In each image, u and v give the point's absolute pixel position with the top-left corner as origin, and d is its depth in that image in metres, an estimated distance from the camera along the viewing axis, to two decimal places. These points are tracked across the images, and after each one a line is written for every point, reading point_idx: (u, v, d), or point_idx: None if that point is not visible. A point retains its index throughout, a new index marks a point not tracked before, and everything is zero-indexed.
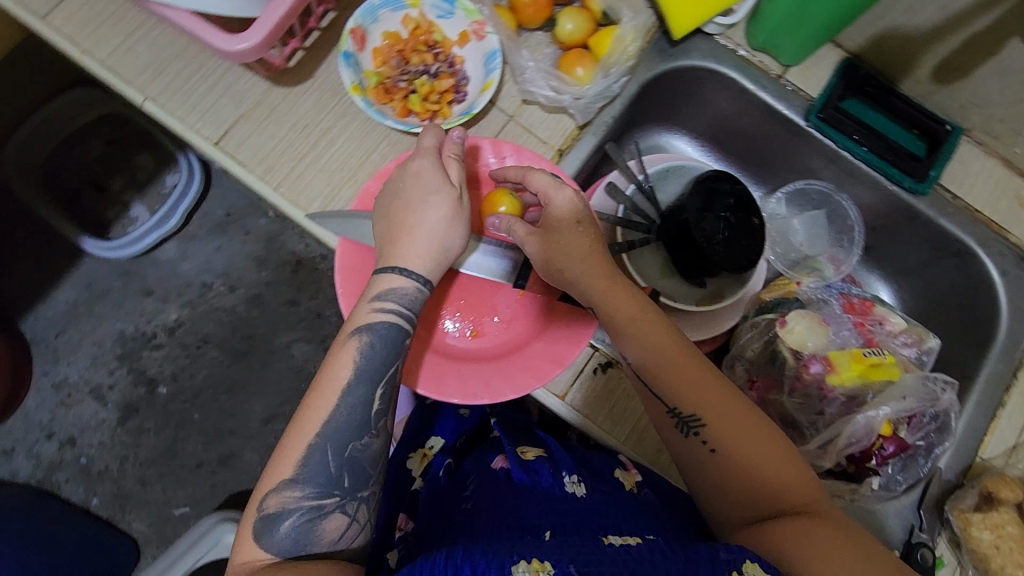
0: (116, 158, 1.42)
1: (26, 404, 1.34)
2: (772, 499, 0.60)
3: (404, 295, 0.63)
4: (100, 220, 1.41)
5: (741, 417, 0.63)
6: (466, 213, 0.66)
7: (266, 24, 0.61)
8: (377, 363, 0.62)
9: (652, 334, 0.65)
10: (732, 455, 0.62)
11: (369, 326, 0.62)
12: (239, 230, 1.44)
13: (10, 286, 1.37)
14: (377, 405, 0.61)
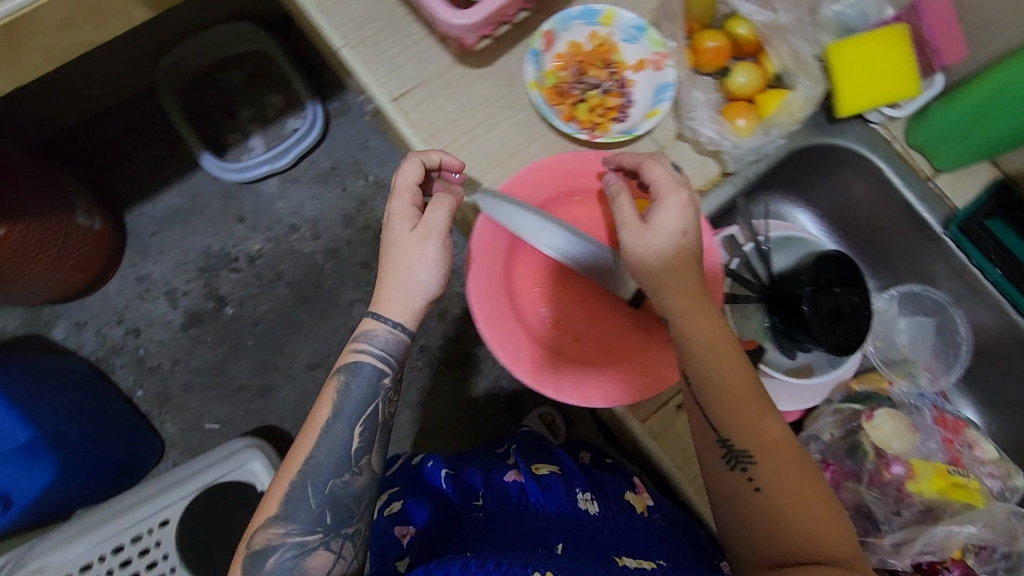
0: (252, 91, 1.52)
1: (107, 286, 1.43)
2: (807, 553, 0.58)
3: (380, 339, 0.72)
4: (220, 142, 1.50)
5: (795, 467, 0.61)
6: (434, 248, 0.70)
7: (491, 7, 0.65)
8: (355, 403, 0.71)
9: (725, 366, 0.64)
10: (777, 500, 0.60)
11: (350, 367, 0.72)
12: (338, 185, 1.52)
13: (125, 177, 1.46)
14: (356, 443, 0.71)
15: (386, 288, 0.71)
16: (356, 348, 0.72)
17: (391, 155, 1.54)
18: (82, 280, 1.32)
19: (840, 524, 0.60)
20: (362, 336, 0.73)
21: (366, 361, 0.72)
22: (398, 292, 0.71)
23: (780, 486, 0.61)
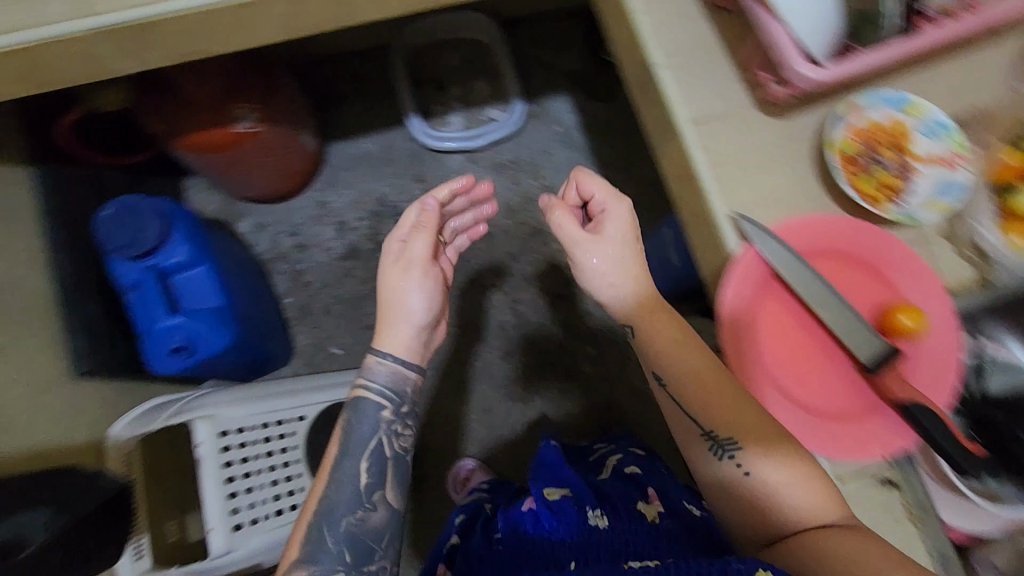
0: (466, 74, 1.66)
1: (293, 201, 1.58)
2: (782, 514, 0.61)
3: (382, 375, 0.80)
4: (425, 109, 1.64)
5: (714, 418, 0.63)
6: (431, 277, 0.82)
7: (851, 69, 0.57)
8: (357, 438, 0.77)
9: (713, 377, 0.65)
10: (768, 484, 0.62)
11: (356, 404, 0.79)
12: (512, 178, 1.62)
13: (338, 113, 1.62)
14: (364, 479, 0.76)
15: (391, 323, 0.81)
16: (356, 399, 0.80)
17: (566, 167, 1.64)
18: (279, 189, 1.48)
19: (813, 474, 0.61)
20: (364, 371, 0.80)
21: (367, 394, 0.79)
22: (398, 320, 0.81)
23: (777, 477, 0.61)
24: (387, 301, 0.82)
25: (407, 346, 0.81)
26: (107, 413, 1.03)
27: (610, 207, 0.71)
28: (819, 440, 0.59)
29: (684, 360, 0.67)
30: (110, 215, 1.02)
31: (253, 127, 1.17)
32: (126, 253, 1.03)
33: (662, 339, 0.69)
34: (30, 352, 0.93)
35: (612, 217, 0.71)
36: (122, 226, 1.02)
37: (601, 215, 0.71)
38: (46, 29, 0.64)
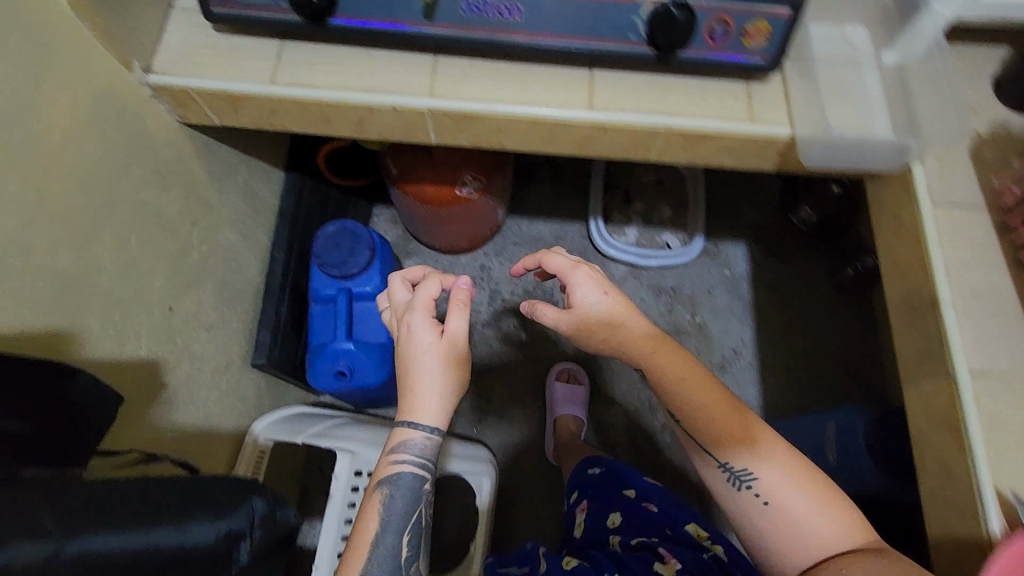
0: (655, 194, 1.69)
1: (459, 256, 1.63)
2: (805, 532, 0.64)
3: (419, 447, 0.73)
4: (606, 214, 1.68)
5: (723, 432, 0.69)
6: (457, 352, 0.72)
7: None
8: (400, 512, 0.72)
9: (718, 414, 0.69)
10: (785, 510, 0.65)
11: (391, 479, 0.73)
12: (667, 305, 1.61)
13: (527, 193, 1.70)
14: (405, 551, 0.71)
15: (420, 397, 0.72)
16: (400, 469, 0.73)
17: (724, 314, 1.60)
18: (458, 247, 1.56)
19: (825, 492, 0.66)
20: (399, 445, 0.73)
21: (409, 471, 0.73)
22: (432, 397, 0.72)
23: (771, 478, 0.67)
24: (414, 387, 0.72)
25: (435, 414, 0.73)
26: (253, 404, 1.09)
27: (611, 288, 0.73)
28: (779, 458, 0.67)
29: (666, 366, 0.71)
30: (334, 230, 1.14)
31: (472, 198, 1.26)
32: (334, 271, 1.13)
33: (625, 330, 0.72)
34: (229, 338, 1.01)
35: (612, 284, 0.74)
36: (339, 248, 1.13)
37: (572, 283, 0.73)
38: (395, 98, 0.73)
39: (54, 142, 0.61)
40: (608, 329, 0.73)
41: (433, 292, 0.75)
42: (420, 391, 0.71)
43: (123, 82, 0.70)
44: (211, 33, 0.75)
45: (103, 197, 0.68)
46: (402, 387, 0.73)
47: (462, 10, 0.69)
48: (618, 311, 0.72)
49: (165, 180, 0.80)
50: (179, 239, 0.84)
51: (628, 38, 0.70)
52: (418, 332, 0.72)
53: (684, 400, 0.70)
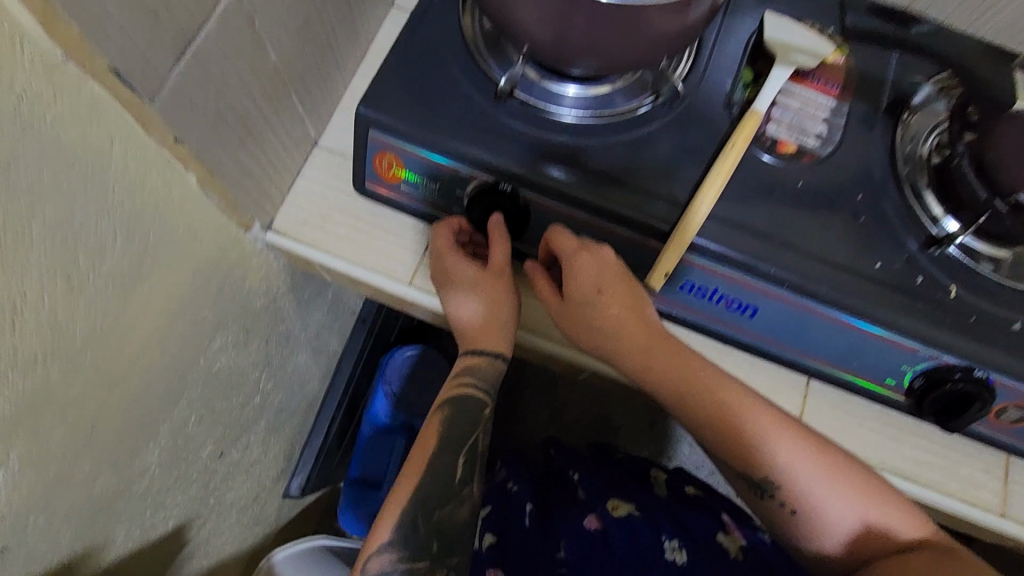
0: None
1: None
2: (856, 552, 0.51)
3: (486, 374, 0.53)
4: None
5: (720, 435, 0.52)
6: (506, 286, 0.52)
7: None
8: (464, 430, 0.52)
9: (713, 407, 0.52)
10: (817, 513, 0.51)
11: (455, 400, 0.52)
12: None
13: None
14: (462, 470, 0.51)
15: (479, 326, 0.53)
16: (467, 394, 0.52)
17: None
18: None
19: (869, 490, 0.51)
20: (465, 374, 0.53)
21: (475, 392, 0.52)
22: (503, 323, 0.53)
23: (726, 427, 0.52)
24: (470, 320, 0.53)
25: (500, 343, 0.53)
26: (271, 525, 0.98)
27: (610, 286, 0.50)
28: (756, 414, 0.52)
29: (662, 378, 0.53)
30: (415, 357, 1.04)
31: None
32: (405, 406, 1.03)
33: (604, 312, 0.52)
34: (265, 468, 0.88)
35: (602, 261, 0.50)
36: (416, 386, 1.03)
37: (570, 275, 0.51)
38: (556, 347, 0.59)
39: (132, 353, 0.47)
40: (572, 302, 0.53)
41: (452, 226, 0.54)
42: (481, 324, 0.52)
43: (236, 247, 0.56)
44: (354, 198, 0.60)
45: (171, 389, 0.54)
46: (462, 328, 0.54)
47: (678, 287, 0.54)
48: (612, 320, 0.52)
49: (248, 334, 0.66)
50: (244, 390, 0.70)
51: (882, 382, 0.54)
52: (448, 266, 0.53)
53: (688, 415, 0.53)
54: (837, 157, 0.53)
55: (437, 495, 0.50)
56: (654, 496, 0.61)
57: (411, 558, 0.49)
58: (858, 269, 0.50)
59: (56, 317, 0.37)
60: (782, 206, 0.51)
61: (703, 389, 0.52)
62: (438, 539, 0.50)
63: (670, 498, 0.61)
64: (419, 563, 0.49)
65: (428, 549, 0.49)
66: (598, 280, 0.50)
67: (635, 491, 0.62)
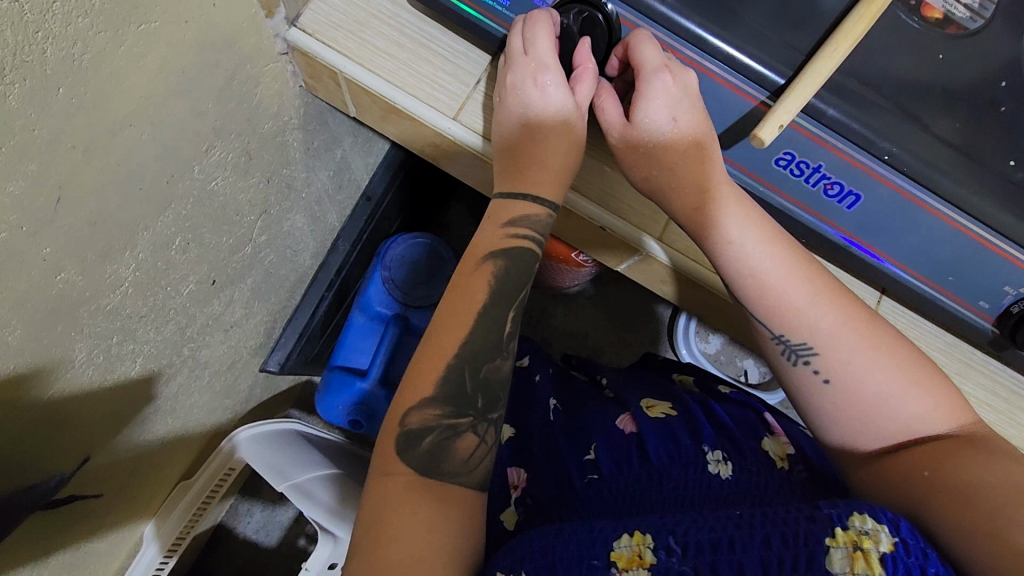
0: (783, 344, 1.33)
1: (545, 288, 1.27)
2: (883, 438, 0.45)
3: (540, 225, 0.48)
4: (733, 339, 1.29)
5: (762, 288, 0.47)
6: (578, 119, 0.48)
7: None
8: (515, 285, 0.47)
9: (766, 261, 0.46)
10: (857, 386, 0.45)
11: (505, 250, 0.47)
12: None
13: None
14: (509, 328, 0.46)
15: (545, 166, 0.48)
16: (522, 245, 0.47)
17: None
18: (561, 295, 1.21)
19: (918, 371, 0.45)
20: (520, 220, 0.48)
21: (530, 243, 0.48)
22: (569, 169, 0.48)
23: (772, 280, 0.46)
24: (537, 156, 0.48)
25: (557, 182, 0.48)
26: (242, 401, 0.90)
27: (683, 113, 0.45)
28: (805, 273, 0.47)
29: (716, 223, 0.47)
30: (421, 244, 0.96)
31: (564, 281, 1.08)
32: (402, 294, 0.94)
33: (669, 137, 0.46)
34: (247, 335, 0.80)
35: (685, 86, 0.44)
36: (415, 273, 0.95)
37: (641, 94, 0.45)
38: (612, 220, 0.54)
39: (118, 119, 0.37)
40: (635, 131, 0.47)
41: (552, 32, 0.45)
42: (545, 162, 0.48)
43: (252, 33, 0.46)
44: (398, 6, 0.50)
45: (157, 190, 0.45)
46: (518, 161, 0.48)
47: (776, 158, 0.47)
48: (673, 150, 0.47)
49: (250, 161, 0.56)
50: (237, 230, 0.61)
51: (973, 303, 0.48)
52: (529, 85, 0.47)
53: (737, 270, 0.47)
54: (994, 31, 0.44)
55: (476, 356, 0.44)
56: (687, 396, 0.58)
57: (454, 414, 0.44)
58: (987, 163, 0.43)
59: (20, 11, 0.28)
60: (922, 79, 0.43)
61: (757, 237, 0.47)
62: (483, 394, 0.45)
63: (705, 398, 0.58)
64: (463, 418, 0.44)
65: (472, 405, 0.44)
66: (667, 96, 0.44)
67: (669, 392, 0.58)
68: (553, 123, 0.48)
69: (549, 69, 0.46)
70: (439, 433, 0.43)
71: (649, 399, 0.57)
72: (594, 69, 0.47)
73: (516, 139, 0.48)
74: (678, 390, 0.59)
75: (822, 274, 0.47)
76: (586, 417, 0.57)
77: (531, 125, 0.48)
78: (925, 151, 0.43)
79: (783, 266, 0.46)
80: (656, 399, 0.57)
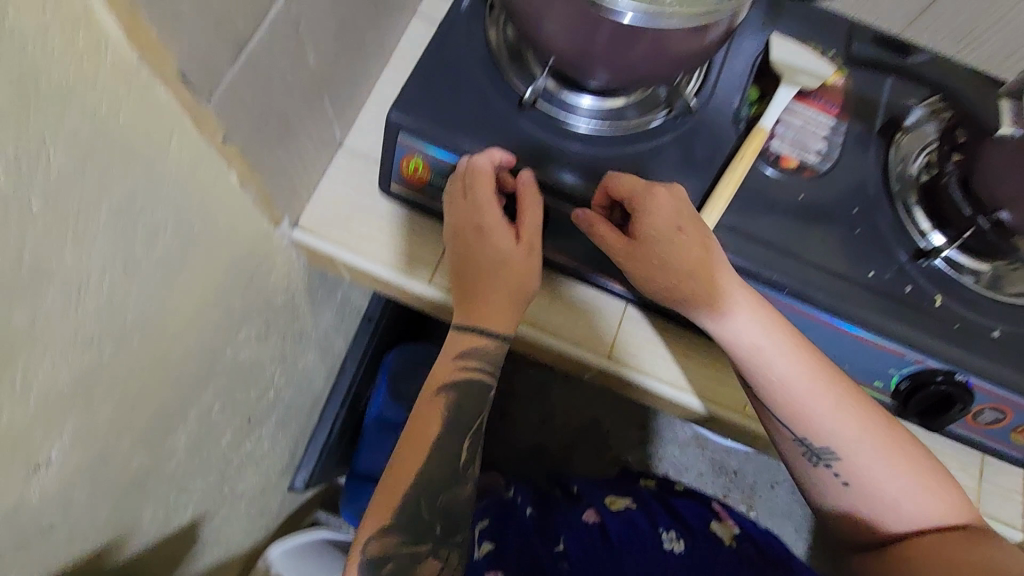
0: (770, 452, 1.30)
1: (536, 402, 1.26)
2: (887, 526, 0.55)
3: (487, 354, 0.56)
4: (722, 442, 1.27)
5: (788, 400, 0.54)
6: (520, 245, 0.54)
7: None
8: (466, 412, 0.57)
9: (792, 371, 0.53)
10: (872, 485, 0.54)
11: (454, 383, 0.56)
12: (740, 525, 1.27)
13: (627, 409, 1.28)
14: (465, 456, 0.57)
15: (490, 294, 0.54)
16: (471, 376, 0.56)
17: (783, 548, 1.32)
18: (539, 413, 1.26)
19: (924, 468, 0.54)
20: (466, 354, 0.56)
21: (478, 373, 0.57)
22: (514, 293, 0.55)
23: (797, 393, 0.54)
24: (484, 283, 0.54)
25: (503, 306, 0.55)
26: (274, 519, 0.98)
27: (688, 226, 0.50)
28: (829, 381, 0.54)
29: (740, 332, 0.52)
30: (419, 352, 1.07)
31: None
32: (406, 401, 1.05)
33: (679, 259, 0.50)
34: (274, 461, 0.90)
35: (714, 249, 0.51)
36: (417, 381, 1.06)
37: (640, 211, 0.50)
38: None
39: (172, 338, 0.49)
40: (646, 250, 0.51)
41: (484, 172, 0.52)
42: (490, 288, 0.54)
43: (266, 243, 0.58)
44: (374, 198, 0.63)
45: (200, 375, 0.56)
46: (472, 289, 0.55)
47: None
48: (688, 258, 0.50)
49: (268, 327, 0.68)
50: (260, 382, 0.73)
51: (872, 383, 0.58)
52: (473, 220, 0.53)
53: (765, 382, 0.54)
54: (835, 173, 0.57)
55: (435, 487, 0.55)
56: (645, 492, 0.69)
57: (411, 542, 0.55)
58: (847, 276, 0.54)
59: (111, 299, 0.40)
60: (785, 216, 0.55)
61: (782, 349, 0.52)
62: (440, 521, 0.56)
63: (661, 492, 0.70)
64: (421, 545, 0.55)
65: (431, 533, 0.55)
66: (702, 255, 0.50)
67: (627, 489, 0.70)
68: (496, 252, 0.53)
69: (488, 204, 0.52)
70: (399, 559, 0.54)
71: (611, 496, 0.69)
72: (531, 196, 0.52)
73: (469, 269, 0.55)
74: (637, 487, 0.71)
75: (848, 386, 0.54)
76: (561, 516, 0.67)
77: (479, 256, 0.54)
78: (800, 275, 0.53)
79: (806, 376, 0.53)
80: (616, 496, 0.69)
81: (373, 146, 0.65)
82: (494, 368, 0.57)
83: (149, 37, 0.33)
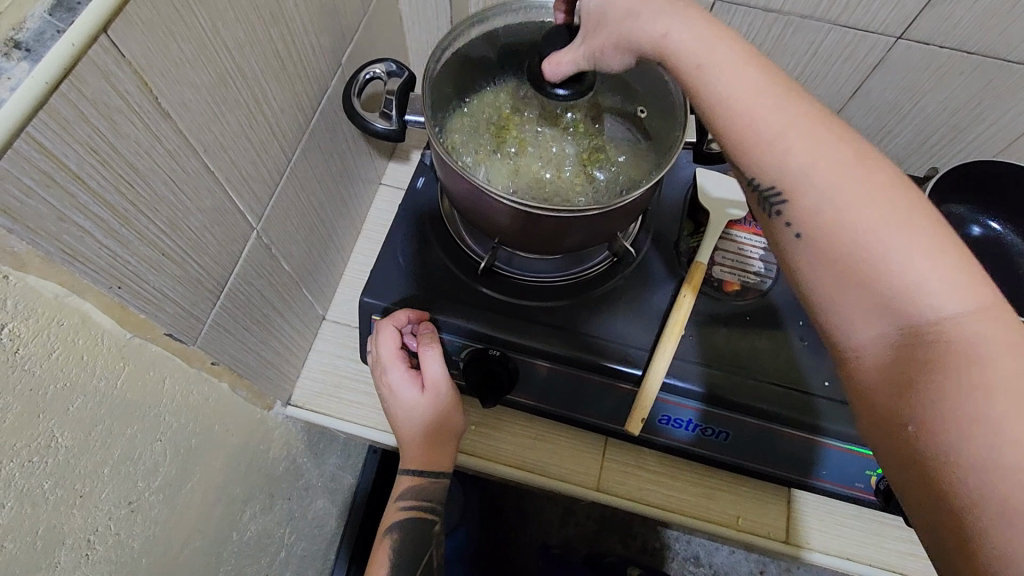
0: None
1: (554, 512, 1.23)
2: (894, 320, 0.35)
3: (419, 491, 0.62)
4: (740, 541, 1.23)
5: (764, 148, 0.40)
6: (432, 399, 0.59)
7: None
8: (413, 551, 0.63)
9: (784, 123, 0.40)
10: (869, 266, 0.36)
11: (397, 522, 0.63)
12: None
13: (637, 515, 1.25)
14: None
15: (414, 443, 0.60)
16: (413, 514, 0.63)
17: None
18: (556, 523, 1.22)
19: (960, 279, 0.34)
20: (402, 494, 0.63)
21: (418, 508, 0.63)
22: (437, 440, 0.60)
23: (775, 143, 0.40)
24: (407, 435, 0.60)
25: (429, 454, 0.61)
26: None
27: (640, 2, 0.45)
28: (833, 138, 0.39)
29: (724, 99, 0.41)
30: None
31: None
32: None
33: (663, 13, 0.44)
34: None
35: (637, 30, 0.45)
36: None
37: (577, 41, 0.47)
38: None
39: (178, 545, 0.52)
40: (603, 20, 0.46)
41: (391, 340, 0.57)
42: (413, 439, 0.60)
43: (263, 426, 0.62)
44: (360, 363, 0.68)
45: (210, 567, 0.59)
46: (401, 437, 0.61)
47: (659, 419, 0.60)
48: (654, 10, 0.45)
49: (273, 497, 0.71)
50: (271, 548, 0.74)
51: (855, 486, 0.59)
52: (389, 378, 0.59)
53: (756, 159, 0.41)
54: (776, 288, 0.61)
55: None
56: None
57: None
58: (808, 388, 0.56)
59: (118, 537, 0.43)
60: (735, 337, 0.58)
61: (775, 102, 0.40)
62: None
63: None
64: None
65: None
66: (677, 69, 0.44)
67: None
68: (414, 407, 0.59)
69: (398, 366, 0.58)
70: None
71: None
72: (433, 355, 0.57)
73: (396, 421, 0.61)
74: None
75: (859, 140, 0.40)
76: None
77: (401, 410, 0.59)
78: (763, 398, 0.55)
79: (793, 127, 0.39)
80: None
81: (353, 314, 0.70)
82: (429, 502, 0.63)
83: (136, 316, 0.39)
